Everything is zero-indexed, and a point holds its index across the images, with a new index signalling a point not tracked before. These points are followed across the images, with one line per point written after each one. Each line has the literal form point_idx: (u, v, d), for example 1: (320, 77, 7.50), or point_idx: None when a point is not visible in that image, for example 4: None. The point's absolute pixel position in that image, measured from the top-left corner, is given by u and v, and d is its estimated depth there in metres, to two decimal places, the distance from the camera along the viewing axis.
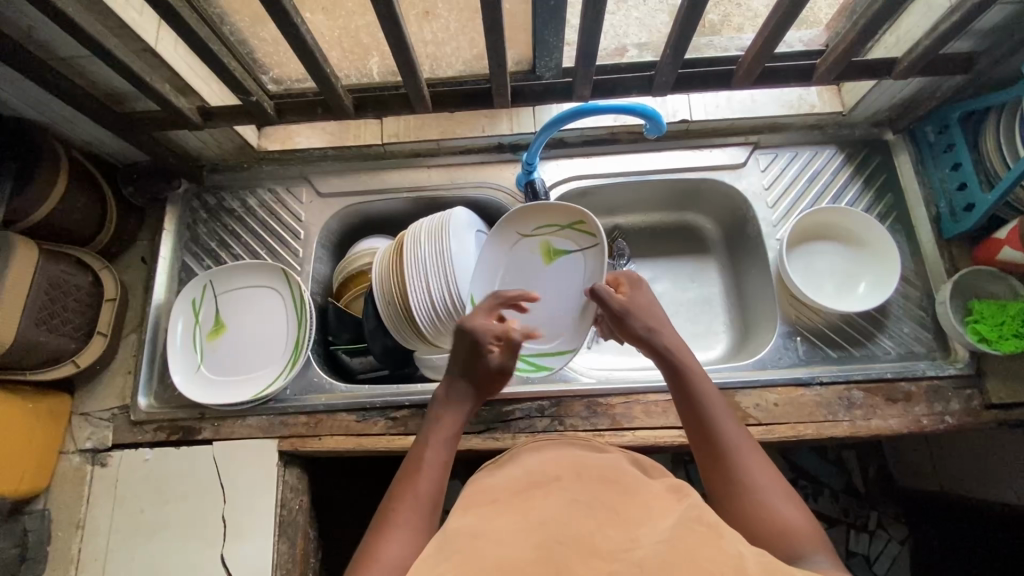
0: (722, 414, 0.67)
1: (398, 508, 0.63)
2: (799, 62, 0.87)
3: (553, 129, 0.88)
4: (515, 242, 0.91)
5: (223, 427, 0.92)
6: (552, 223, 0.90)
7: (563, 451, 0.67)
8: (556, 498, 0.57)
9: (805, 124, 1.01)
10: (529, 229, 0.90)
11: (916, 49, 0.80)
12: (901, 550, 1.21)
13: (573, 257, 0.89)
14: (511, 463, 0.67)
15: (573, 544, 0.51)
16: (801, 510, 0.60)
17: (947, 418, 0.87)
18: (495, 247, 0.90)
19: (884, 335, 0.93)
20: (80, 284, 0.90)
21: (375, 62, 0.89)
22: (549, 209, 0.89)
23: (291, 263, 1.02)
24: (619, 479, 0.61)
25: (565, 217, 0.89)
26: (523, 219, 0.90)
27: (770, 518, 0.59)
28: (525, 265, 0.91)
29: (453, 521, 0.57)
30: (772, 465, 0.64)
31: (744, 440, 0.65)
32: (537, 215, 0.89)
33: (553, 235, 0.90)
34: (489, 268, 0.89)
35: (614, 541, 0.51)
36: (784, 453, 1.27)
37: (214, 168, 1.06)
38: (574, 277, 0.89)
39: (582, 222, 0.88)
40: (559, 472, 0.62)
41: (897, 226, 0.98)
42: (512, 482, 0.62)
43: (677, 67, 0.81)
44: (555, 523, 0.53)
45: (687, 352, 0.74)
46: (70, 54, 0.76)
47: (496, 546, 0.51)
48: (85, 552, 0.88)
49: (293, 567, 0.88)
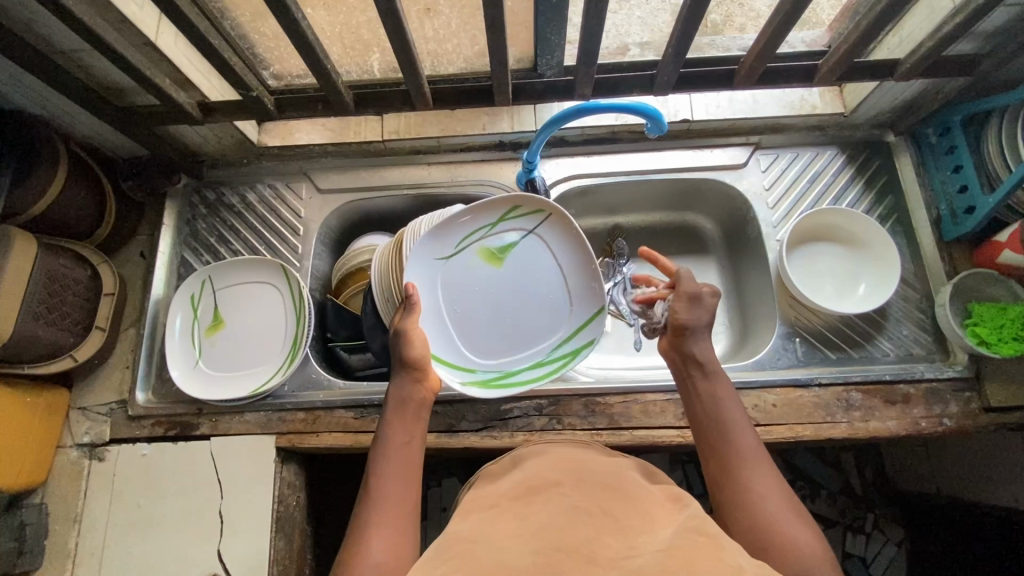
0: (739, 429, 0.67)
1: (376, 508, 0.63)
2: (802, 62, 0.86)
3: (553, 128, 0.88)
4: (451, 265, 0.84)
5: (220, 423, 0.92)
6: (478, 228, 0.84)
7: (564, 457, 0.68)
8: (558, 505, 0.57)
9: (807, 124, 1.01)
10: (454, 245, 0.84)
11: (919, 51, 0.80)
12: (897, 551, 1.21)
13: (521, 241, 0.86)
14: (512, 470, 0.67)
15: (572, 550, 0.51)
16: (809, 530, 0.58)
17: (946, 420, 0.86)
18: (433, 279, 0.83)
19: (884, 337, 0.93)
20: (79, 278, 0.90)
21: (376, 58, 0.89)
22: (464, 217, 0.83)
23: (290, 259, 1.01)
24: (619, 485, 0.61)
25: (489, 214, 0.84)
26: (440, 240, 0.83)
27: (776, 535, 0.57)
28: (477, 280, 0.85)
29: (453, 527, 0.57)
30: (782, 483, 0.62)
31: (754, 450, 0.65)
32: (454, 230, 0.83)
33: (484, 236, 0.85)
34: (437, 301, 0.83)
35: (613, 549, 0.51)
36: (783, 454, 1.28)
37: (214, 164, 1.06)
38: (533, 261, 0.86)
39: (518, 205, 0.84)
40: (559, 479, 0.62)
41: (898, 227, 0.98)
42: (513, 488, 0.62)
43: (678, 66, 0.81)
44: (555, 530, 0.53)
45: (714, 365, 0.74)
46: (71, 47, 0.75)
47: (495, 551, 0.51)
48: (83, 546, 0.89)
49: (290, 563, 0.88)
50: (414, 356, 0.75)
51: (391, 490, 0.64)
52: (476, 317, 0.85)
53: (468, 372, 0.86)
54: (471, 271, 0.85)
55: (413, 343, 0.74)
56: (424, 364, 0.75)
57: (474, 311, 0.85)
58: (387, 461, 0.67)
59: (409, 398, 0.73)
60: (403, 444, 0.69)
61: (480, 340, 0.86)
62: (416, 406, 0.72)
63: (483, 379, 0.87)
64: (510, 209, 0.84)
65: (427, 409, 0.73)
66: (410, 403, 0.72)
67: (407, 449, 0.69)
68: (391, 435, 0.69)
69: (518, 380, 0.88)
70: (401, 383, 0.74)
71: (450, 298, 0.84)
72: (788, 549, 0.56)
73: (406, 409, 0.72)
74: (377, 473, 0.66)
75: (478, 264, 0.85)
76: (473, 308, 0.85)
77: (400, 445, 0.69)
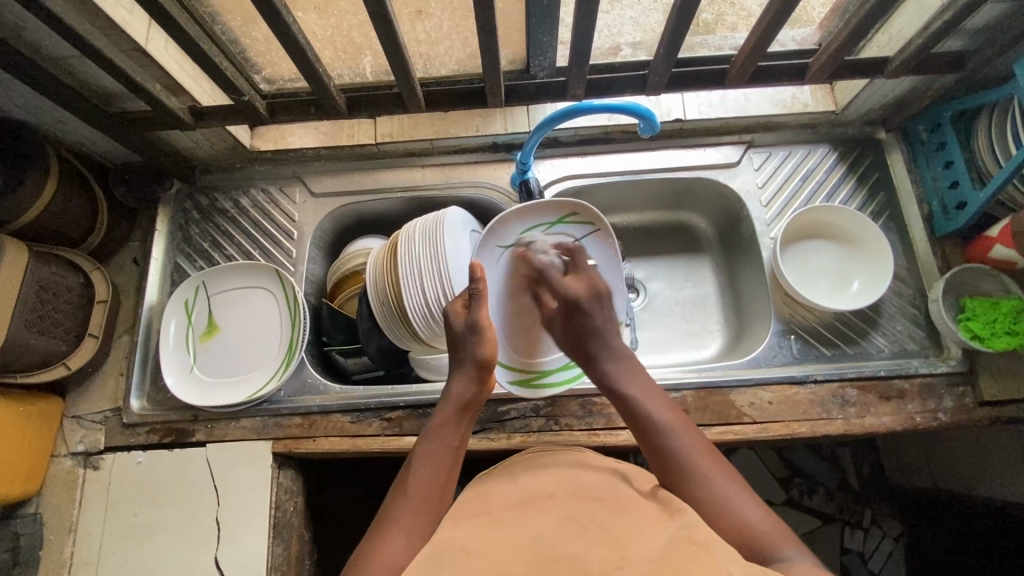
0: (672, 426, 0.69)
1: (403, 506, 0.64)
2: (792, 60, 0.87)
3: (546, 129, 0.88)
4: (509, 255, 0.88)
5: (216, 429, 0.91)
6: (539, 224, 0.89)
7: (564, 462, 0.69)
8: (549, 516, 0.57)
9: (799, 123, 1.02)
10: (517, 238, 0.89)
11: (907, 49, 0.80)
12: (895, 547, 1.22)
13: None
14: (507, 479, 0.66)
15: (564, 562, 0.51)
16: (763, 513, 0.62)
17: (941, 415, 0.87)
18: (493, 264, 0.88)
19: (878, 333, 0.93)
20: (70, 286, 0.90)
21: (368, 61, 0.89)
22: (530, 212, 0.88)
23: (284, 264, 1.01)
24: (612, 495, 0.61)
25: (549, 213, 0.88)
26: (506, 230, 0.88)
27: (734, 523, 0.61)
28: (530, 275, 0.89)
29: (444, 538, 0.57)
30: (725, 468, 0.66)
31: (696, 443, 0.68)
32: (518, 223, 0.88)
33: (541, 235, 0.89)
34: (493, 287, 0.87)
35: (605, 561, 0.51)
36: (780, 451, 1.28)
37: (206, 169, 1.05)
38: None
39: (576, 212, 0.88)
40: (552, 490, 0.62)
41: (890, 224, 0.98)
42: (508, 498, 0.62)
43: (670, 66, 0.81)
44: (548, 542, 0.54)
45: (631, 366, 0.77)
46: (61, 54, 0.75)
47: (488, 561, 0.51)
48: (77, 555, 0.88)
49: (287, 569, 0.88)
50: (486, 357, 0.76)
51: (426, 488, 0.66)
52: (520, 310, 0.89)
53: (514, 370, 0.89)
54: (525, 265, 0.89)
55: (486, 343, 0.76)
56: (491, 367, 0.77)
57: (518, 305, 0.89)
58: (435, 459, 0.69)
59: (469, 399, 0.75)
60: (453, 445, 0.71)
61: (524, 335, 0.89)
62: (474, 409, 0.75)
63: (524, 378, 0.90)
64: (569, 214, 0.89)
65: (480, 410, 0.76)
66: (469, 408, 0.75)
67: (455, 452, 0.70)
68: (444, 434, 0.72)
69: (551, 385, 0.90)
70: (464, 383, 0.75)
71: (503, 286, 0.88)
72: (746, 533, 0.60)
73: (458, 411, 0.74)
74: (421, 471, 0.67)
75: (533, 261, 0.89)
76: (523, 304, 0.89)
77: (450, 446, 0.71)
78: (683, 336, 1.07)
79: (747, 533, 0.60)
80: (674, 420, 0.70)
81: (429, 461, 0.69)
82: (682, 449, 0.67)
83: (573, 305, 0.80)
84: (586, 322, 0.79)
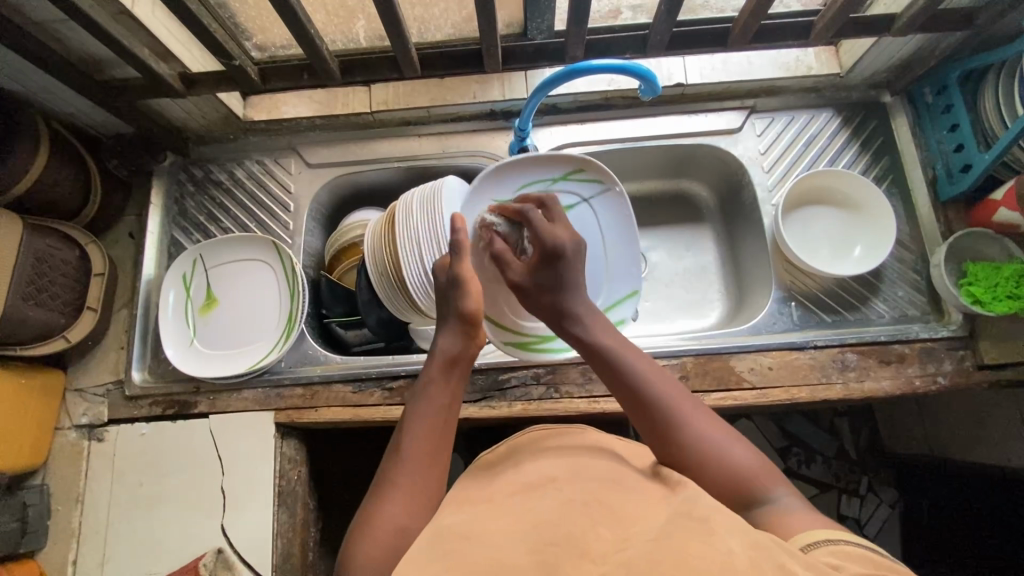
0: (655, 377, 0.64)
1: (398, 475, 0.61)
2: (798, 19, 0.84)
3: (543, 93, 0.85)
4: (496, 206, 0.88)
5: (218, 401, 0.92)
6: (541, 179, 0.89)
7: (568, 448, 0.63)
8: (549, 498, 0.53)
9: (802, 86, 1.00)
10: (511, 192, 0.89)
11: (916, 4, 0.78)
12: (891, 513, 1.24)
13: (575, 207, 0.90)
14: (511, 465, 0.62)
15: (565, 543, 0.47)
16: (749, 450, 0.60)
17: (940, 378, 0.87)
18: (483, 217, 0.87)
19: (879, 299, 0.93)
20: (67, 259, 0.89)
21: (362, 26, 0.86)
22: (532, 167, 0.88)
23: (282, 236, 1.00)
24: (608, 466, 0.59)
25: (553, 169, 0.89)
26: (500, 184, 0.88)
27: (724, 467, 0.58)
28: None
29: (447, 517, 0.55)
30: (710, 413, 0.62)
31: (679, 394, 0.63)
32: (517, 172, 0.88)
33: (544, 191, 0.90)
34: None
35: (607, 541, 0.47)
36: (778, 420, 1.29)
37: (200, 140, 1.04)
38: (586, 230, 0.91)
39: (579, 169, 0.88)
40: (553, 473, 0.58)
41: (893, 188, 0.97)
42: (508, 481, 0.59)
43: (672, 25, 0.79)
44: (549, 523, 0.50)
45: (603, 323, 0.70)
46: (45, 18, 0.73)
47: (487, 546, 0.48)
48: (85, 524, 0.89)
49: (292, 536, 0.89)
50: (471, 310, 0.73)
51: (419, 455, 0.63)
52: None
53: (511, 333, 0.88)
54: None
55: (472, 294, 0.74)
56: (478, 320, 0.74)
57: None
58: (425, 418, 0.66)
59: (457, 358, 0.72)
60: (445, 405, 0.68)
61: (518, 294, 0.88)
62: (464, 364, 0.72)
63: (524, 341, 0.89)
64: (573, 170, 0.89)
65: (471, 369, 0.73)
66: (457, 363, 0.71)
67: (448, 413, 0.67)
68: (432, 395, 0.68)
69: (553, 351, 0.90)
70: (452, 341, 0.72)
71: None
72: (733, 475, 0.58)
73: (442, 366, 0.70)
74: (412, 432, 0.64)
75: None
76: None
77: (442, 407, 0.67)
78: (683, 305, 1.07)
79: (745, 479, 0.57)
80: (652, 372, 0.64)
81: (425, 420, 0.66)
82: (667, 403, 0.61)
83: (555, 252, 0.72)
84: (563, 271, 0.72)
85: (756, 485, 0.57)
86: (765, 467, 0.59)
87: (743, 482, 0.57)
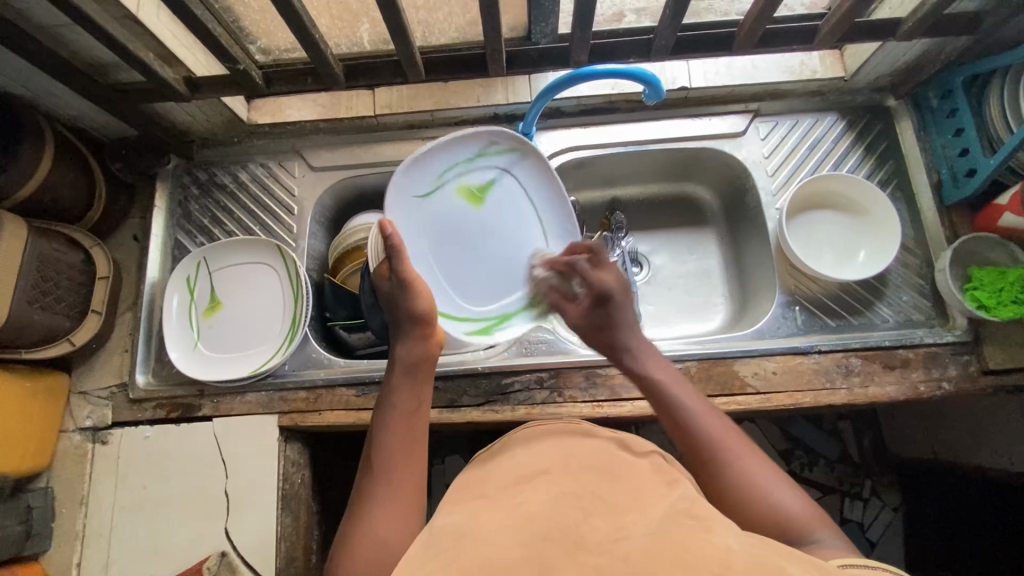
0: (704, 414, 0.66)
1: (373, 488, 0.63)
2: (804, 23, 0.84)
3: (548, 97, 0.85)
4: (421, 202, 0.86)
5: (222, 404, 0.92)
6: (458, 163, 0.88)
7: (560, 438, 0.62)
8: (543, 492, 0.53)
9: (807, 90, 1.00)
10: (433, 182, 0.87)
11: (921, 10, 0.78)
12: (894, 517, 1.23)
13: (498, 180, 0.91)
14: (505, 458, 0.62)
15: (560, 539, 0.46)
16: (795, 493, 0.61)
17: (944, 384, 0.87)
18: (417, 216, 0.86)
19: (883, 303, 0.93)
20: (71, 263, 0.89)
21: (366, 29, 0.86)
22: (444, 152, 0.86)
23: (285, 239, 1.00)
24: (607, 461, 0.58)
25: (466, 149, 0.88)
26: (420, 176, 0.85)
27: (766, 507, 0.59)
28: (460, 218, 0.88)
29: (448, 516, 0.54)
30: (758, 450, 0.64)
31: (726, 430, 0.65)
32: (432, 165, 0.86)
33: (463, 174, 0.89)
34: (416, 233, 0.85)
35: (601, 533, 0.46)
36: (781, 424, 1.29)
37: (204, 144, 1.04)
38: (510, 202, 0.91)
39: (492, 142, 0.89)
40: (545, 464, 0.57)
41: (898, 193, 0.97)
42: (504, 475, 0.58)
43: (677, 30, 0.79)
44: (540, 517, 0.49)
45: (652, 357, 0.74)
46: (50, 22, 0.73)
47: (484, 545, 0.46)
48: (89, 527, 0.89)
49: (296, 540, 0.89)
50: (425, 312, 0.74)
51: (389, 464, 0.64)
52: (458, 258, 0.88)
53: (467, 320, 0.89)
54: (453, 209, 0.88)
55: (423, 296, 0.74)
56: (433, 319, 0.75)
57: (447, 253, 0.88)
58: (391, 427, 0.67)
59: (418, 361, 0.73)
60: (411, 409, 0.69)
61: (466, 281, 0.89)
62: (426, 366, 0.73)
63: (480, 327, 0.90)
64: (486, 145, 0.89)
65: (434, 369, 0.74)
66: (420, 366, 0.73)
67: (414, 416, 0.69)
68: (397, 402, 0.69)
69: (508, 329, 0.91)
70: (411, 345, 0.73)
71: (432, 231, 0.87)
72: (777, 515, 0.59)
73: (403, 372, 0.72)
74: (382, 441, 0.66)
75: (459, 203, 0.88)
76: (456, 248, 0.88)
77: (406, 411, 0.69)
78: (686, 309, 1.07)
79: (783, 520, 0.59)
80: (704, 410, 0.67)
81: (391, 429, 0.67)
82: (715, 437, 0.64)
83: (603, 297, 0.77)
84: (612, 311, 0.76)
85: (800, 528, 0.58)
86: (812, 513, 0.59)
87: (788, 524, 0.58)
